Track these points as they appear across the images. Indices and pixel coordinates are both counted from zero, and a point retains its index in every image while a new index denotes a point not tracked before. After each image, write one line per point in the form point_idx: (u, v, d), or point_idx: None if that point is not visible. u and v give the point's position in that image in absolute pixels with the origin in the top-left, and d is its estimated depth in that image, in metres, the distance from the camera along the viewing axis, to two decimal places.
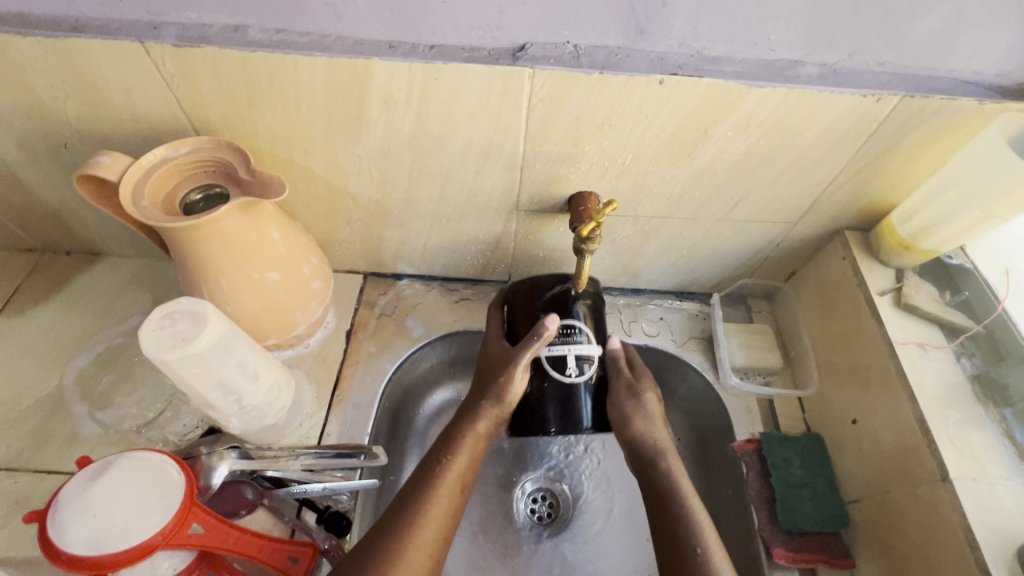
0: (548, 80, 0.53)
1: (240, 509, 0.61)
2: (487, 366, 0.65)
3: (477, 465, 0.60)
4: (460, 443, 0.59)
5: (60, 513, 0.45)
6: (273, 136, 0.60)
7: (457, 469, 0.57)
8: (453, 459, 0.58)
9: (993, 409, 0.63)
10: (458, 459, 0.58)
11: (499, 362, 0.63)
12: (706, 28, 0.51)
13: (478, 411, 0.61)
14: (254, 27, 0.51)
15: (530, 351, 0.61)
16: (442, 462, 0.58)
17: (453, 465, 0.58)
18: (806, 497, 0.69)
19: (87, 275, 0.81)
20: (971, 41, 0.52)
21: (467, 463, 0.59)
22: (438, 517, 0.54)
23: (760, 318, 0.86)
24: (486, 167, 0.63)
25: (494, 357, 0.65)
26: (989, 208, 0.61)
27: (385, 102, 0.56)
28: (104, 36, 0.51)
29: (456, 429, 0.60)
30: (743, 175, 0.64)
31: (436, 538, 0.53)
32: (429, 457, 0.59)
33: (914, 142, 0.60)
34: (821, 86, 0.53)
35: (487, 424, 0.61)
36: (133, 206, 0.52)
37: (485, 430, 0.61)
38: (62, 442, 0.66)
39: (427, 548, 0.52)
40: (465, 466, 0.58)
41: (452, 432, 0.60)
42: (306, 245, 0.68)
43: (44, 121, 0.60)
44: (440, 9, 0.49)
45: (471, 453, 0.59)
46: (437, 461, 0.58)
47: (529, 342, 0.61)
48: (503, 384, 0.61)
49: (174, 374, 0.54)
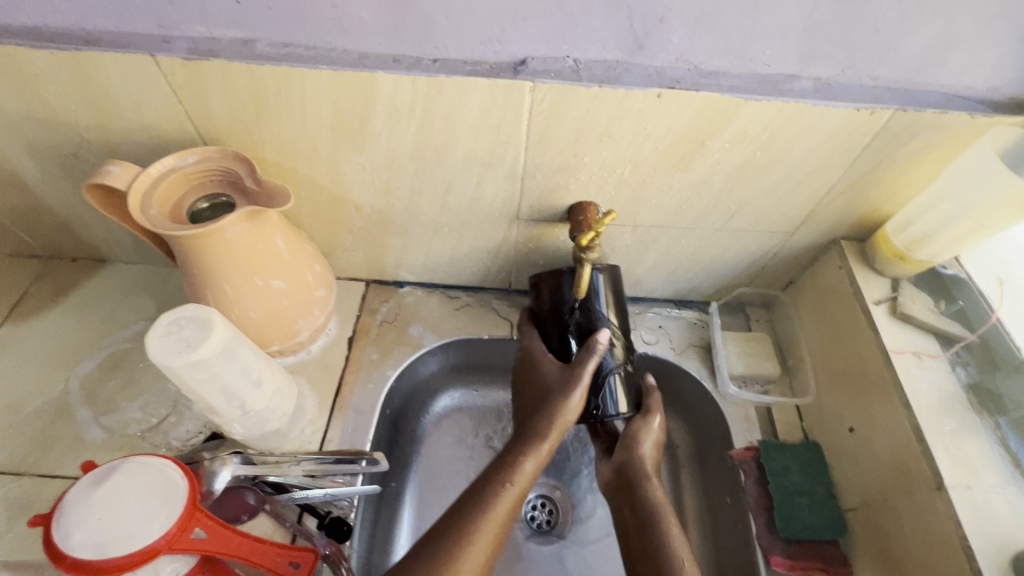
0: (548, 92, 0.54)
1: (242, 514, 0.62)
2: (540, 384, 0.64)
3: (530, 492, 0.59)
4: (521, 465, 0.59)
5: (65, 517, 0.46)
6: (278, 146, 0.61)
7: (512, 497, 0.57)
8: (513, 481, 0.58)
9: (988, 417, 0.64)
10: (520, 481, 0.58)
11: (559, 380, 0.63)
12: (703, 43, 0.52)
13: (540, 433, 0.60)
14: (262, 41, 0.53)
15: (590, 363, 0.62)
16: (504, 484, 0.57)
17: (512, 490, 0.57)
18: (806, 505, 0.69)
19: (93, 282, 0.82)
20: (963, 57, 0.53)
21: (525, 486, 0.58)
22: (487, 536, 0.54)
23: (758, 327, 0.87)
24: (488, 177, 0.64)
25: (550, 375, 0.64)
26: (981, 218, 0.62)
27: (389, 113, 0.57)
28: (117, 49, 0.52)
29: (516, 451, 0.60)
30: (740, 186, 0.65)
31: (482, 560, 0.53)
32: (488, 478, 0.58)
33: (907, 154, 0.61)
34: (816, 99, 0.55)
35: (551, 444, 0.61)
36: (140, 214, 0.53)
37: (547, 449, 0.61)
38: (66, 446, 0.67)
39: (476, 565, 0.52)
40: (519, 492, 0.58)
41: (513, 453, 0.60)
42: (310, 252, 0.69)
43: (54, 130, 0.61)
44: (443, 24, 0.51)
45: (529, 477, 0.59)
46: (497, 485, 0.57)
47: (586, 355, 0.62)
48: (563, 401, 0.61)
49: (180, 378, 0.55)
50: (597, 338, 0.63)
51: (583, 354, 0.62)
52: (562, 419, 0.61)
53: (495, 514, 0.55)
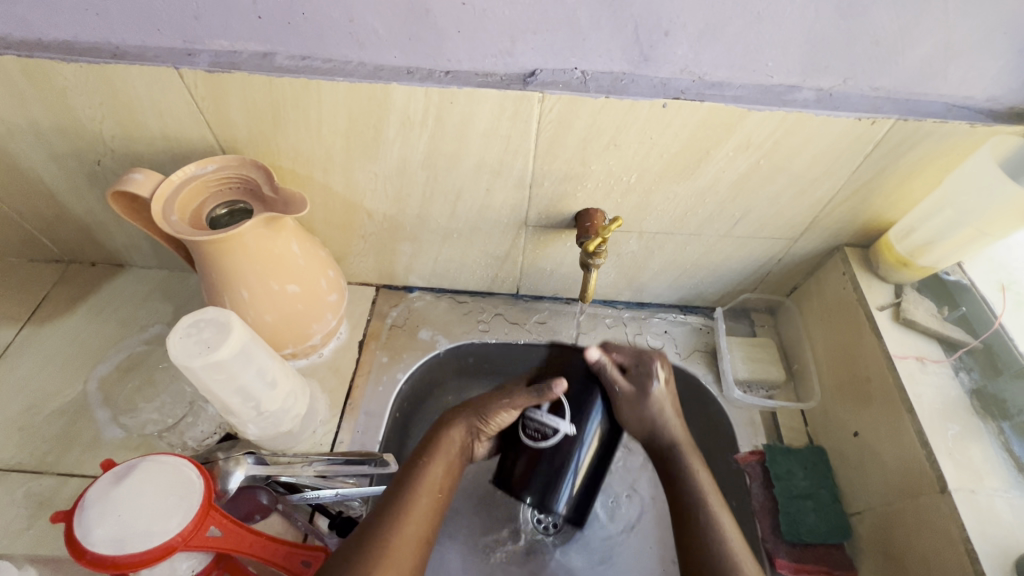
0: (557, 103, 0.56)
1: (255, 513, 0.63)
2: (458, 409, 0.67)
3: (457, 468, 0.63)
4: (444, 442, 0.63)
5: (86, 513, 0.47)
6: (295, 155, 0.63)
7: (437, 473, 0.61)
8: (435, 458, 0.62)
9: (992, 422, 0.64)
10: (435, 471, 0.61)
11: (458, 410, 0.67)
12: (707, 55, 0.54)
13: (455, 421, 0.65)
14: (282, 54, 0.55)
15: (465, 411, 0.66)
16: (424, 462, 0.61)
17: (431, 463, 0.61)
18: (809, 509, 0.70)
19: (112, 286, 0.84)
20: (962, 68, 0.54)
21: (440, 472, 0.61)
22: (419, 515, 0.57)
23: (764, 332, 0.88)
24: (497, 185, 0.66)
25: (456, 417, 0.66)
26: (983, 225, 0.64)
27: (402, 123, 0.58)
28: (143, 62, 0.54)
29: (442, 430, 0.64)
30: (744, 193, 0.66)
31: (418, 533, 0.56)
32: (411, 465, 0.61)
33: (909, 163, 0.62)
34: (818, 110, 0.56)
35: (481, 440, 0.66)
36: (163, 220, 0.55)
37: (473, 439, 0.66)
38: (85, 445, 0.69)
39: (406, 543, 0.55)
40: (449, 464, 0.62)
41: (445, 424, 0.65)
42: (324, 258, 0.71)
43: (79, 140, 0.63)
44: (456, 37, 0.53)
45: (454, 452, 0.63)
46: (419, 461, 0.61)
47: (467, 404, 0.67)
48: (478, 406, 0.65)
49: (199, 378, 0.56)
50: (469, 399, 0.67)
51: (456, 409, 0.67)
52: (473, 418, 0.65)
53: (425, 490, 0.59)
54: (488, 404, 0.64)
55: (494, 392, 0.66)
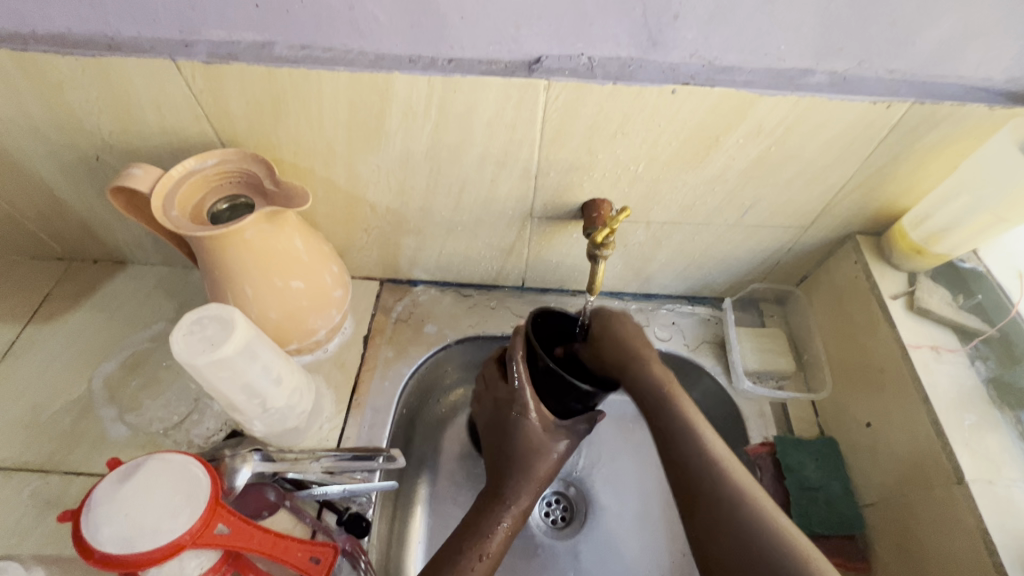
0: (563, 91, 0.54)
1: (263, 510, 0.62)
2: (506, 467, 0.64)
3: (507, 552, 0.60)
4: (495, 532, 0.59)
5: (94, 512, 0.47)
6: (295, 148, 0.62)
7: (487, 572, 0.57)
8: (487, 555, 0.58)
9: (1009, 412, 0.63)
10: (494, 549, 0.58)
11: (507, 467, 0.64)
12: (717, 39, 0.52)
13: (506, 495, 0.62)
14: (280, 43, 0.54)
15: (514, 478, 0.62)
16: (480, 556, 0.57)
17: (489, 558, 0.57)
18: (822, 501, 0.69)
19: (113, 283, 0.83)
20: (981, 49, 0.53)
21: (500, 553, 0.59)
22: None
23: (773, 322, 0.86)
24: (501, 175, 0.65)
25: (506, 481, 0.63)
26: (1000, 211, 0.62)
27: (405, 114, 0.57)
28: (139, 54, 0.53)
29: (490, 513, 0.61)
30: (754, 181, 0.65)
31: None
32: (462, 544, 0.58)
33: (924, 147, 0.60)
34: (831, 93, 0.55)
35: (529, 490, 0.63)
36: (163, 215, 0.54)
37: (521, 504, 0.62)
38: (91, 444, 0.68)
39: None
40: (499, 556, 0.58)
41: (488, 515, 0.61)
42: (327, 253, 0.70)
43: (77, 136, 0.62)
44: (458, 24, 0.51)
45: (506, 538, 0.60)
46: (472, 558, 0.57)
47: (513, 477, 0.63)
48: (531, 466, 0.63)
49: (203, 377, 0.56)
50: (516, 472, 0.63)
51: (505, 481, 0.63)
52: (535, 478, 0.63)
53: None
54: (542, 475, 0.63)
55: (536, 456, 0.63)
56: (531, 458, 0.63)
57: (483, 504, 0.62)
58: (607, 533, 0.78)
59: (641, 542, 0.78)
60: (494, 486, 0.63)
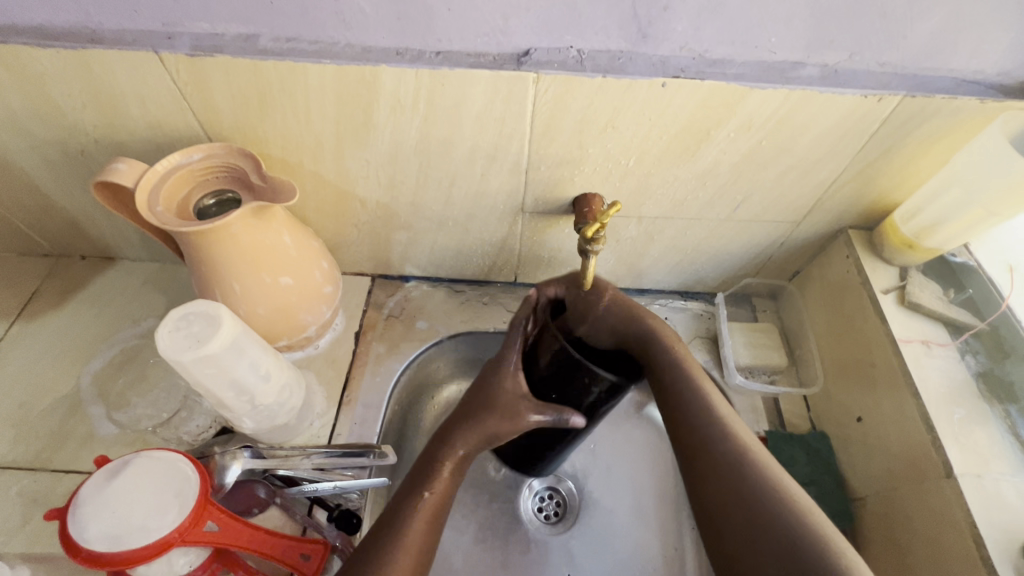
0: (552, 84, 0.54)
1: (253, 507, 0.63)
2: (464, 413, 0.60)
3: (450, 499, 0.58)
4: (438, 470, 0.57)
5: (80, 511, 0.46)
6: (283, 142, 0.61)
7: (428, 511, 0.55)
8: (431, 490, 0.56)
9: (998, 405, 0.63)
10: (438, 487, 0.56)
11: (462, 412, 0.61)
12: (707, 31, 0.52)
13: (456, 437, 0.59)
14: (265, 36, 0.53)
15: (467, 428, 0.59)
16: (424, 492, 0.56)
17: (432, 496, 0.56)
18: (812, 495, 0.70)
19: (103, 280, 0.82)
20: (972, 41, 0.53)
21: (443, 493, 0.57)
22: (417, 529, 0.54)
23: (765, 317, 0.86)
24: (492, 170, 0.64)
25: (459, 422, 0.60)
26: (990, 206, 0.62)
27: (393, 107, 0.57)
28: (121, 46, 0.52)
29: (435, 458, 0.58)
30: (746, 176, 0.65)
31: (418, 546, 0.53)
32: (407, 487, 0.57)
33: (915, 141, 0.60)
34: (822, 86, 0.54)
35: (474, 442, 0.59)
36: (148, 210, 0.54)
37: (466, 453, 0.59)
38: (79, 442, 0.68)
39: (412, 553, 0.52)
40: (440, 499, 0.56)
41: (432, 455, 0.58)
42: (317, 249, 0.69)
43: (62, 130, 0.61)
44: (446, 15, 0.51)
45: (449, 481, 0.57)
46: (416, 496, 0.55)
47: (466, 426, 0.59)
48: (483, 416, 0.59)
49: (190, 374, 0.55)
50: (472, 423, 0.59)
51: (460, 426, 0.59)
52: (484, 431, 0.58)
53: (420, 523, 0.54)
54: (490, 429, 0.58)
55: (501, 412, 0.59)
56: (486, 414, 0.59)
57: (431, 445, 0.60)
58: (599, 528, 0.78)
59: (634, 537, 0.78)
60: (446, 426, 0.61)
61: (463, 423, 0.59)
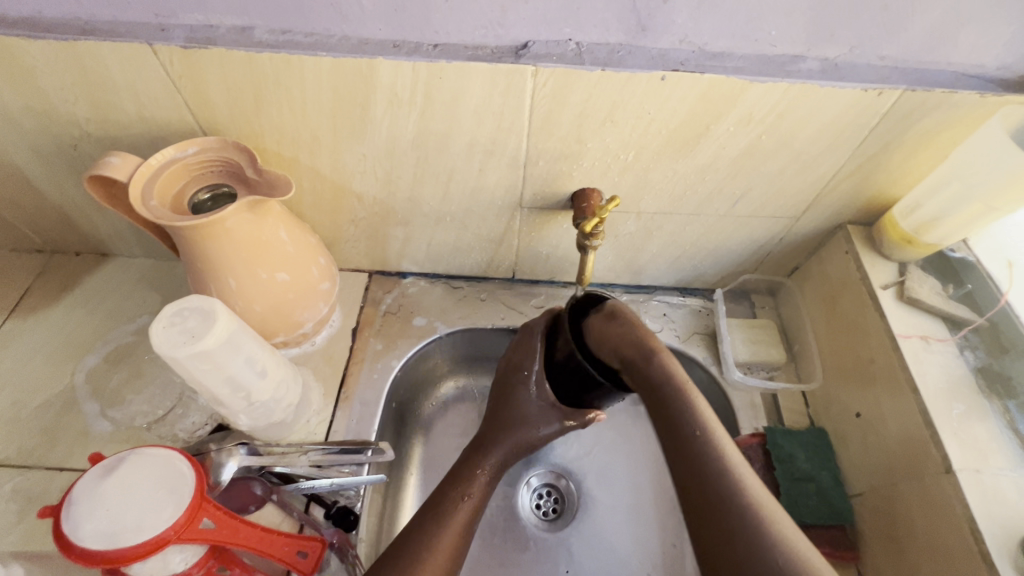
0: (550, 77, 0.53)
1: (249, 504, 0.62)
2: (497, 425, 0.64)
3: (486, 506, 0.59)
4: (474, 477, 0.59)
5: (74, 509, 0.46)
6: (279, 137, 0.61)
7: (467, 510, 0.57)
8: (468, 495, 0.58)
9: (997, 400, 0.63)
10: (474, 493, 0.58)
11: (494, 424, 0.64)
12: (707, 24, 0.51)
13: (489, 447, 0.62)
14: (260, 27, 0.52)
15: (498, 439, 0.62)
16: (461, 497, 0.57)
17: (468, 501, 0.57)
18: (812, 491, 0.69)
19: (97, 276, 0.82)
20: (972, 35, 0.52)
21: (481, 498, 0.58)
22: (450, 531, 0.54)
23: (764, 314, 0.86)
24: (490, 165, 0.64)
25: (493, 434, 0.63)
26: (990, 200, 0.62)
27: (390, 101, 0.56)
28: (114, 38, 0.52)
29: (471, 465, 0.61)
30: (745, 170, 0.64)
31: (453, 546, 0.54)
32: (444, 490, 0.59)
33: (914, 136, 0.60)
34: (822, 80, 0.54)
35: (506, 450, 0.62)
36: (142, 204, 0.53)
37: (500, 462, 0.62)
38: (73, 439, 0.67)
39: (445, 555, 0.53)
40: (479, 501, 0.58)
41: (468, 463, 0.61)
42: (314, 244, 0.69)
43: (54, 123, 0.61)
44: (444, 8, 0.50)
45: (484, 488, 0.59)
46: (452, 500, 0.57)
47: (499, 436, 0.62)
48: (513, 427, 0.63)
49: (186, 370, 0.55)
50: (502, 434, 0.62)
51: (494, 438, 0.63)
52: (515, 440, 0.62)
53: (453, 528, 0.54)
54: (524, 439, 0.63)
55: (528, 422, 0.63)
56: (515, 424, 0.63)
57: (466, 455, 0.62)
58: (597, 526, 0.78)
59: (633, 534, 0.78)
60: (479, 437, 0.64)
61: (497, 434, 0.63)
